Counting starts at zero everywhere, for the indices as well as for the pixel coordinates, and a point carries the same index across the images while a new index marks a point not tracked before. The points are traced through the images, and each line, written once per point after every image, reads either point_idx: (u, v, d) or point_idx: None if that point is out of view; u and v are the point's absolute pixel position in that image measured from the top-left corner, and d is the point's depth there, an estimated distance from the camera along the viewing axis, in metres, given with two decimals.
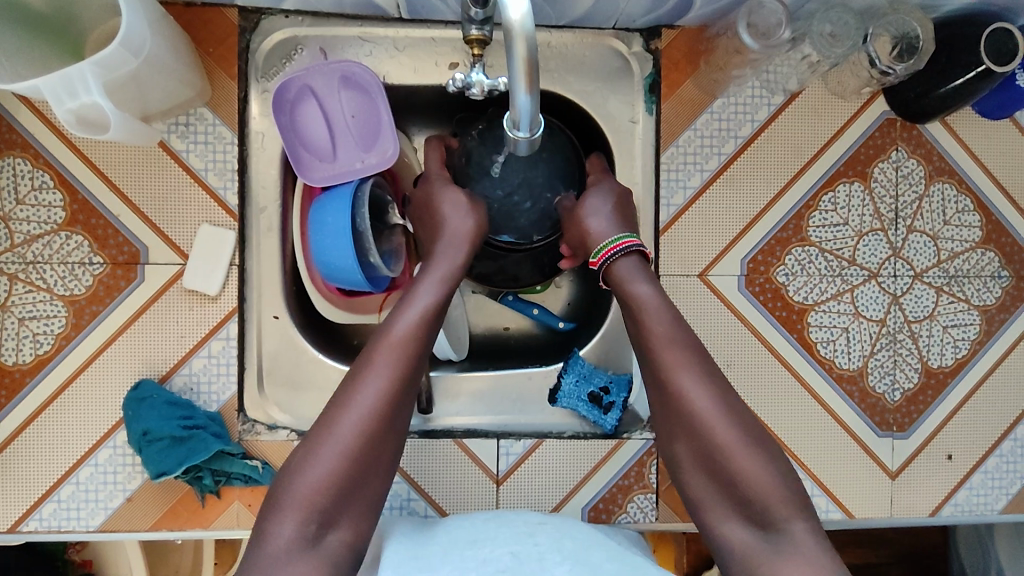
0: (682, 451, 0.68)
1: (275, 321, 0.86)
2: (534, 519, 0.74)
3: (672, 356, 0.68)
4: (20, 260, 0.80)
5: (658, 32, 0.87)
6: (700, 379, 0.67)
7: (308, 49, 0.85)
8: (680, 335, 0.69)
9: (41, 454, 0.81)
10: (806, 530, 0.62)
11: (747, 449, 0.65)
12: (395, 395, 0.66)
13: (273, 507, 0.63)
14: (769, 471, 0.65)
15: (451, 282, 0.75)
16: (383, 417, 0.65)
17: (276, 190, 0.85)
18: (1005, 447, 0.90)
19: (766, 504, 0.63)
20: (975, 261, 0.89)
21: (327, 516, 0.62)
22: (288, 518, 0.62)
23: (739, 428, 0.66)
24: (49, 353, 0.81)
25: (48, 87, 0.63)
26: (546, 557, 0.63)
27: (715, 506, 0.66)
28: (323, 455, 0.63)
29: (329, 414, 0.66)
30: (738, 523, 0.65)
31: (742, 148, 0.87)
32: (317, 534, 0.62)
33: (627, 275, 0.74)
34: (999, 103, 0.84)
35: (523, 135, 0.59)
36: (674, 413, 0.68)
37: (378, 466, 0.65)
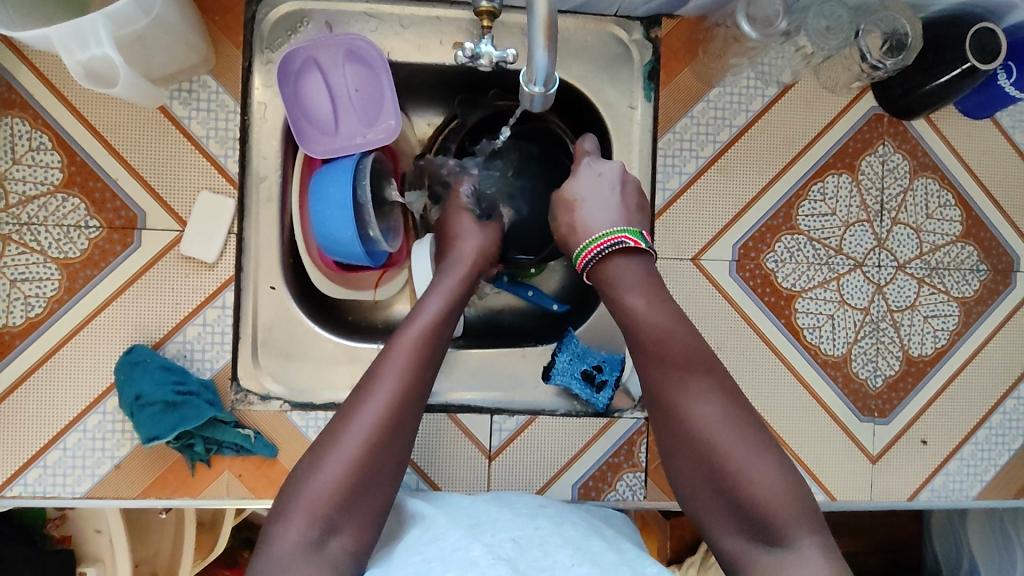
0: (681, 465, 0.68)
1: (271, 292, 0.86)
2: (534, 503, 0.76)
3: (673, 371, 0.69)
4: (15, 221, 0.80)
5: (658, 21, 0.89)
6: (697, 393, 0.68)
7: (314, 21, 0.86)
8: (677, 348, 0.70)
9: (27, 417, 0.80)
10: (814, 545, 0.62)
11: (748, 462, 0.65)
12: (398, 407, 0.68)
13: (282, 513, 0.65)
14: (776, 486, 0.64)
15: (457, 294, 0.78)
16: (388, 430, 0.67)
17: (276, 160, 0.86)
18: (981, 435, 0.93)
19: (773, 520, 0.63)
20: (955, 254, 0.93)
21: (332, 521, 0.64)
22: (294, 523, 0.63)
23: (740, 440, 0.66)
24: (40, 317, 0.80)
25: (60, 38, 0.64)
26: (547, 541, 0.66)
27: (720, 520, 0.66)
28: (330, 467, 0.65)
29: (337, 424, 0.68)
30: (741, 537, 0.65)
31: (737, 137, 0.89)
32: (321, 539, 0.63)
33: (622, 285, 0.74)
34: (982, 102, 0.88)
35: (538, 90, 0.59)
36: (671, 428, 0.69)
37: (384, 478, 0.67)
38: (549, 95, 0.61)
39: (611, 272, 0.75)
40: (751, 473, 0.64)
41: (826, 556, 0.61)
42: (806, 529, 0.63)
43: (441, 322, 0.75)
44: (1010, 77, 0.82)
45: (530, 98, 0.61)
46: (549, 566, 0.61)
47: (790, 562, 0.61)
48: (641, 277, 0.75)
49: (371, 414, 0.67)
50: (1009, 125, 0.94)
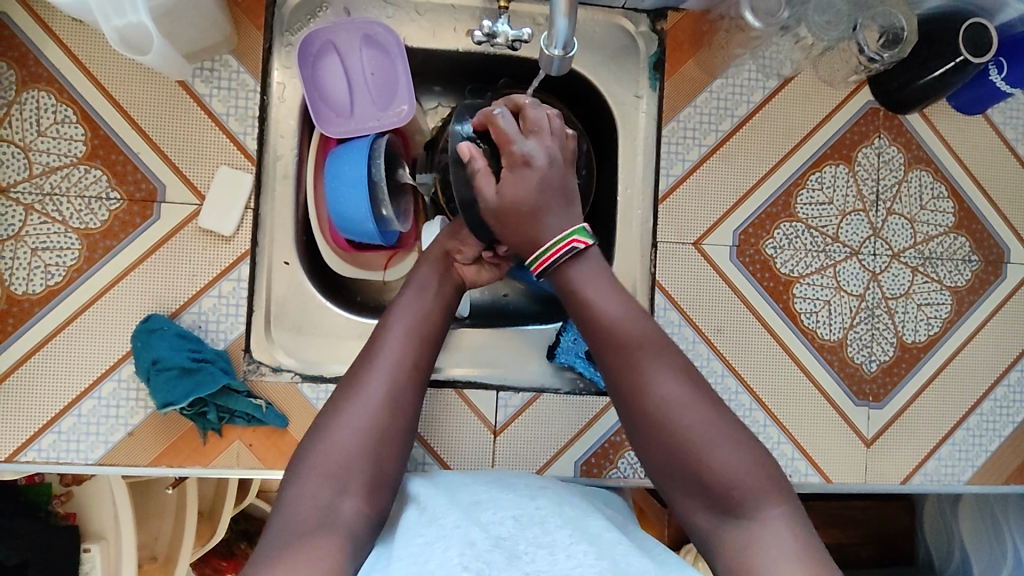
0: (644, 450, 0.67)
1: (286, 266, 0.89)
2: (535, 484, 0.76)
3: (632, 351, 0.67)
4: (37, 191, 0.82)
5: (663, 14, 0.93)
6: (659, 374, 0.66)
7: (333, 7, 0.89)
8: (634, 332, 0.68)
9: (44, 382, 0.81)
10: (781, 515, 0.61)
11: (710, 439, 0.63)
12: (401, 378, 0.71)
13: (296, 478, 0.66)
14: (739, 461, 0.63)
15: (445, 277, 0.83)
16: (393, 400, 0.70)
17: (293, 139, 0.89)
18: (972, 421, 0.96)
19: (738, 495, 0.62)
20: (948, 245, 0.96)
21: (343, 482, 0.65)
22: (308, 486, 0.65)
23: (703, 417, 0.64)
24: (59, 285, 0.82)
25: (98, 4, 0.67)
26: (547, 521, 0.66)
27: (688, 499, 0.65)
28: (335, 434, 0.67)
29: (340, 398, 0.70)
30: (707, 518, 0.64)
31: (739, 126, 0.93)
32: (334, 500, 0.64)
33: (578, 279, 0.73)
34: (976, 97, 0.92)
35: (557, 54, 0.62)
36: (633, 411, 0.67)
37: (392, 444, 0.68)
38: (567, 60, 0.64)
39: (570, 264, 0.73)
40: (715, 449, 0.63)
41: (795, 528, 0.61)
42: (774, 502, 0.62)
43: (438, 304, 0.79)
44: (1001, 73, 0.86)
45: (549, 60, 0.64)
46: (550, 543, 0.63)
47: (758, 536, 0.60)
48: (600, 266, 0.73)
49: (374, 385, 0.70)
50: (1000, 122, 0.97)
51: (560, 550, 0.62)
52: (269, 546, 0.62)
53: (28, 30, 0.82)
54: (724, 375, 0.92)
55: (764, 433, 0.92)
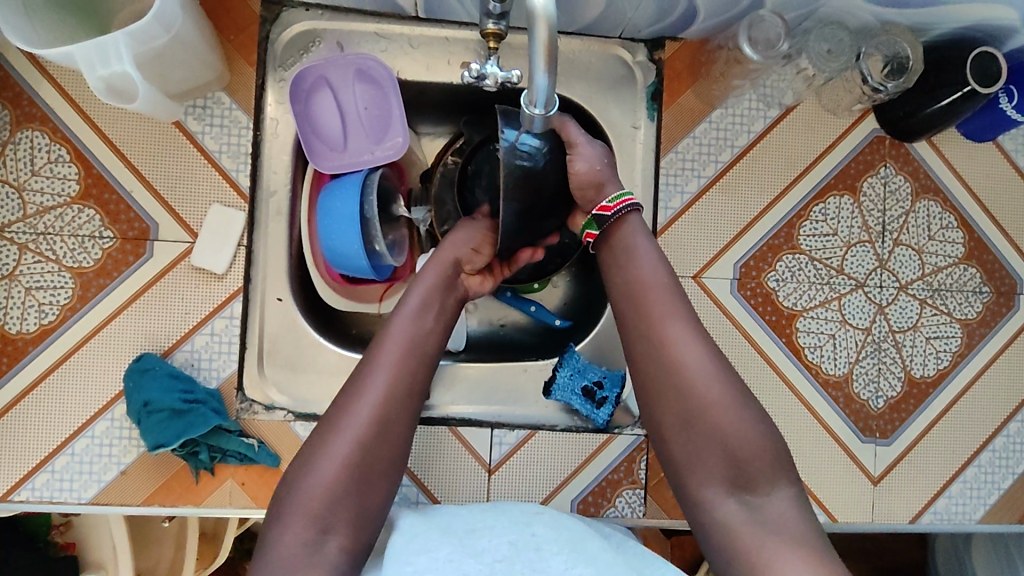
0: (661, 416, 0.69)
1: (279, 303, 0.88)
2: (531, 510, 0.72)
3: (665, 316, 0.71)
4: (32, 230, 0.82)
5: (661, 44, 0.91)
6: (682, 339, 0.70)
7: (326, 42, 0.88)
8: (669, 304, 0.72)
9: (36, 423, 0.81)
10: (787, 501, 0.65)
11: (731, 410, 0.67)
12: (388, 408, 0.69)
13: (279, 516, 0.65)
14: (756, 434, 0.67)
15: (437, 291, 0.80)
16: (379, 429, 0.68)
17: (286, 175, 0.88)
18: (983, 458, 0.93)
19: (751, 466, 0.66)
20: (958, 276, 0.93)
21: (327, 521, 0.64)
22: (292, 525, 0.63)
23: (727, 389, 0.68)
24: (53, 324, 0.82)
25: (82, 54, 0.66)
26: (544, 547, 0.65)
27: (701, 469, 0.67)
28: (323, 465, 0.66)
29: (324, 429, 0.68)
30: (717, 489, 0.66)
31: (738, 157, 0.91)
32: (317, 539, 0.63)
33: (618, 245, 0.76)
34: (986, 124, 0.89)
35: (539, 113, 0.61)
36: (662, 373, 0.69)
37: (378, 479, 0.67)
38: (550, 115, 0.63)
39: (622, 233, 0.77)
40: (731, 420, 0.67)
41: (799, 510, 0.65)
42: (783, 482, 0.66)
43: (430, 326, 0.76)
44: (1011, 100, 0.83)
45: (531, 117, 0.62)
46: (546, 569, 0.62)
47: (767, 510, 0.64)
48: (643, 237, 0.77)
49: (364, 408, 0.68)
50: (1012, 149, 0.94)
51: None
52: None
53: (23, 71, 0.82)
54: None
55: None
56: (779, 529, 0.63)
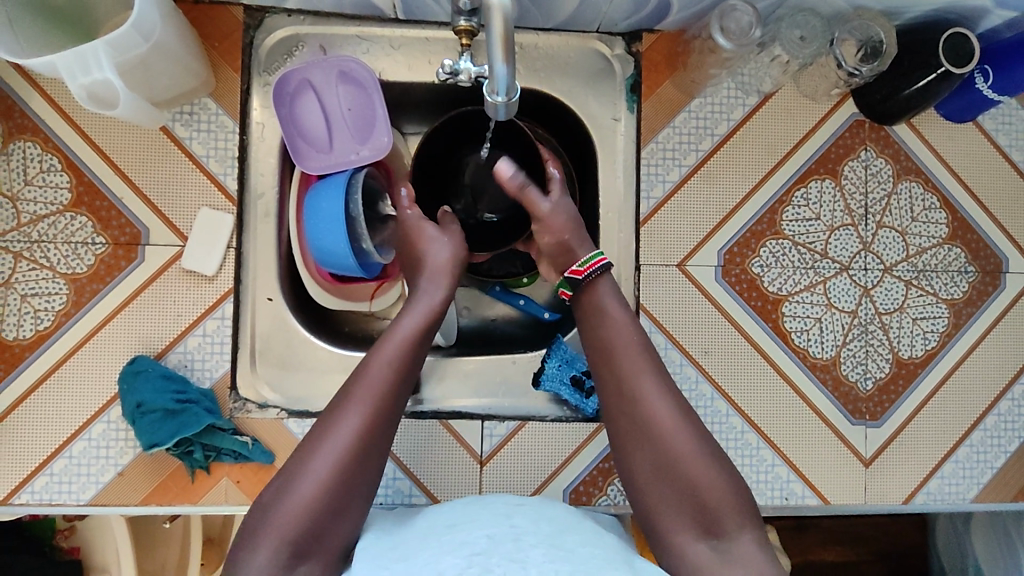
0: (634, 463, 0.69)
1: (269, 303, 0.89)
2: (512, 502, 0.71)
3: (633, 365, 0.72)
4: (26, 239, 0.84)
5: (639, 36, 0.92)
6: (652, 392, 0.70)
7: (309, 46, 0.90)
8: (637, 354, 0.73)
9: (35, 428, 0.83)
10: (753, 541, 0.64)
11: (700, 458, 0.67)
12: (369, 436, 0.66)
13: (250, 538, 0.63)
14: (724, 481, 0.67)
15: (433, 315, 0.77)
16: (362, 449, 0.66)
17: (273, 177, 0.90)
18: (975, 437, 0.93)
19: (719, 513, 0.65)
20: (943, 257, 0.93)
21: (301, 546, 0.62)
22: (262, 548, 0.62)
23: (696, 438, 0.68)
24: (48, 330, 0.84)
25: (64, 63, 0.68)
26: (521, 538, 0.62)
27: (671, 515, 0.67)
28: (300, 487, 0.64)
29: (306, 447, 0.66)
30: (688, 536, 0.66)
31: (719, 145, 0.92)
32: (289, 564, 0.62)
33: (591, 302, 0.79)
34: (963, 105, 0.90)
35: (501, 100, 0.62)
36: (631, 419, 0.70)
37: (355, 501, 0.65)
38: (511, 104, 0.63)
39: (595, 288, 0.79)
40: (700, 469, 0.66)
41: (766, 554, 0.64)
42: (751, 529, 0.65)
43: (422, 341, 0.74)
44: (986, 81, 0.84)
45: (493, 107, 0.63)
46: (523, 560, 0.58)
47: (733, 555, 0.63)
48: (615, 290, 0.79)
49: (349, 425, 0.66)
50: (992, 128, 0.95)
51: (533, 566, 0.58)
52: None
53: (14, 85, 0.84)
54: (713, 399, 0.90)
55: (757, 456, 0.90)
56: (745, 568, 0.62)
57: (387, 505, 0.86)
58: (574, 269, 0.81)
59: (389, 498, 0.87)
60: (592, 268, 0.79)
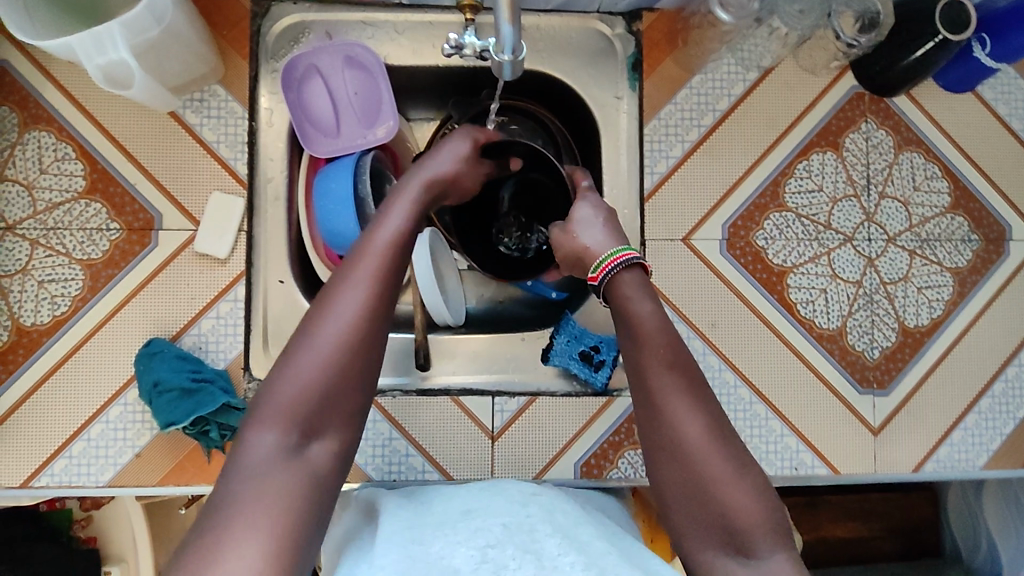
0: (664, 478, 0.63)
1: (280, 285, 0.90)
2: (527, 491, 0.71)
3: (661, 380, 0.65)
4: (42, 226, 0.85)
5: (639, 16, 0.94)
6: (682, 408, 0.63)
7: (315, 32, 0.92)
8: (667, 366, 0.65)
9: (53, 411, 0.84)
10: (787, 563, 0.59)
11: (733, 478, 0.61)
12: (374, 307, 0.61)
13: (253, 413, 0.58)
14: (757, 503, 0.60)
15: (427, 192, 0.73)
16: (368, 321, 0.60)
17: (283, 162, 0.91)
18: (983, 404, 0.93)
19: (751, 534, 0.59)
20: (946, 226, 0.94)
21: (312, 424, 0.57)
22: (270, 426, 0.56)
23: (726, 459, 0.62)
24: (66, 315, 0.85)
25: (80, 45, 0.70)
26: (537, 529, 0.63)
27: (697, 536, 0.61)
28: (306, 357, 0.58)
29: (308, 319, 0.60)
30: (716, 555, 0.60)
31: (720, 120, 0.93)
32: (300, 444, 0.57)
33: (617, 301, 0.71)
34: (962, 73, 0.91)
35: (508, 58, 0.64)
36: (660, 435, 0.63)
37: (364, 378, 0.60)
38: (517, 63, 0.66)
39: (620, 288, 0.71)
40: (732, 492, 0.60)
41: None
42: (786, 551, 0.59)
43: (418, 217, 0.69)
44: (985, 48, 0.84)
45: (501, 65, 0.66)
46: (539, 551, 0.60)
47: None
48: (643, 288, 0.71)
49: (350, 300, 0.60)
50: (991, 97, 0.96)
51: (547, 560, 0.59)
52: (227, 490, 0.54)
53: (29, 76, 0.86)
54: (721, 370, 0.91)
55: (765, 427, 0.91)
56: None
57: (402, 482, 0.87)
58: (590, 278, 0.75)
59: (404, 475, 0.88)
60: (609, 267, 0.72)
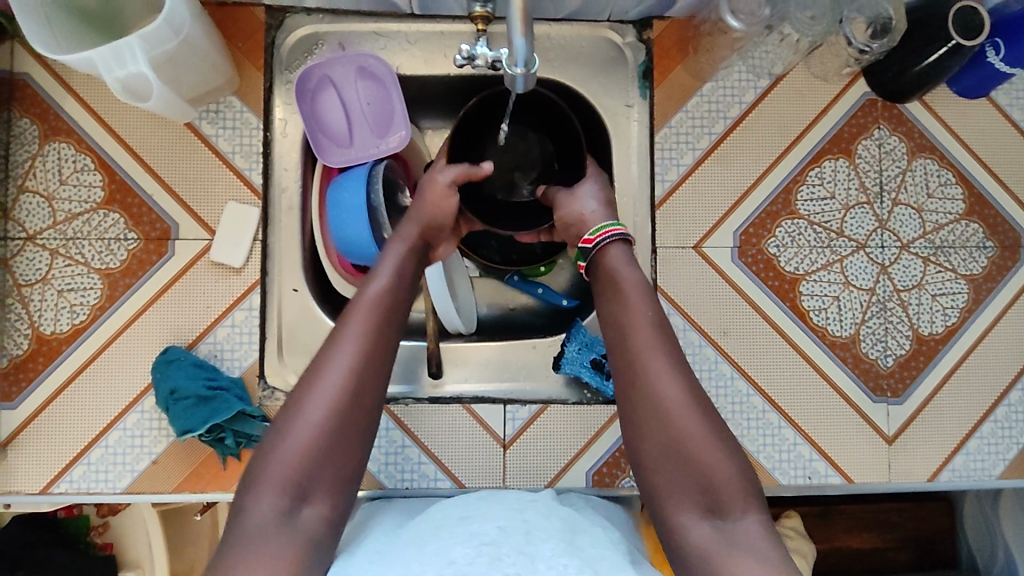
0: (644, 440, 0.68)
1: (294, 294, 0.91)
2: (525, 497, 0.72)
3: (646, 342, 0.70)
4: (61, 236, 0.87)
5: (649, 24, 0.94)
6: (665, 369, 0.69)
7: (328, 43, 0.93)
8: (650, 333, 0.71)
9: (71, 418, 0.86)
10: (757, 522, 0.64)
11: (708, 439, 0.66)
12: (361, 379, 0.67)
13: (250, 482, 0.63)
14: (729, 460, 0.66)
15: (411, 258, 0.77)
16: (355, 390, 0.66)
17: (297, 171, 0.92)
18: (1000, 412, 0.92)
19: (723, 489, 0.65)
20: (960, 233, 0.93)
21: (304, 489, 0.63)
22: (265, 492, 0.62)
23: (703, 418, 0.67)
24: (84, 323, 0.87)
25: (101, 59, 0.71)
26: (533, 533, 0.64)
27: (674, 495, 0.66)
28: (299, 429, 0.64)
29: (300, 391, 0.66)
30: (691, 514, 0.65)
31: (731, 128, 0.93)
32: (293, 508, 0.62)
33: (605, 275, 0.77)
34: (976, 80, 0.90)
35: (520, 71, 0.64)
36: (640, 398, 0.69)
37: (352, 445, 0.66)
38: (529, 76, 0.66)
39: (609, 257, 0.78)
40: (708, 450, 0.66)
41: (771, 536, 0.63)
42: (755, 509, 0.65)
43: (400, 282, 0.74)
44: (998, 54, 0.84)
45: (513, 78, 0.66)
46: (534, 553, 0.61)
47: (736, 536, 0.63)
48: (631, 260, 0.78)
49: (338, 371, 0.66)
50: (1006, 103, 0.95)
51: (541, 561, 0.60)
52: (228, 552, 0.60)
53: (50, 89, 0.88)
54: (733, 378, 0.91)
55: (778, 435, 0.90)
56: (751, 550, 0.61)
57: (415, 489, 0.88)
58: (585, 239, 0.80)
59: (415, 482, 0.88)
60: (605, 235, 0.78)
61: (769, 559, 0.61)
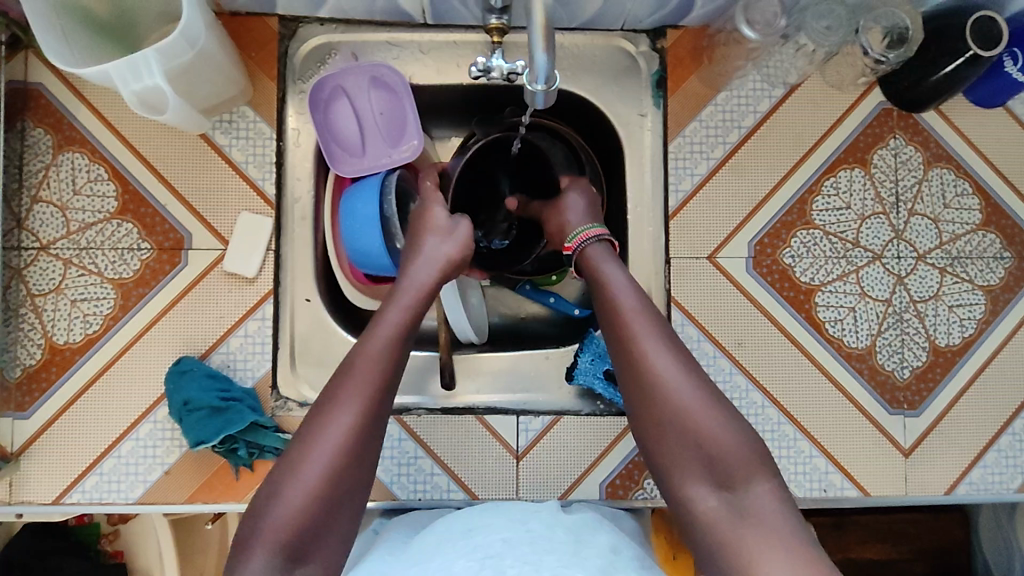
0: (646, 423, 0.69)
1: (307, 304, 0.92)
2: (529, 508, 0.72)
3: (638, 326, 0.72)
4: (75, 246, 0.87)
5: (663, 33, 0.94)
6: (658, 352, 0.70)
7: (341, 53, 0.93)
8: (642, 319, 0.72)
9: (84, 428, 0.86)
10: (767, 491, 0.64)
11: (709, 416, 0.67)
12: (360, 435, 0.65)
13: (244, 544, 0.62)
14: (731, 429, 0.67)
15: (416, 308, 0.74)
16: (354, 447, 0.64)
17: (309, 181, 0.93)
18: (1017, 425, 0.91)
19: (729, 459, 0.65)
20: (977, 243, 0.93)
21: (297, 549, 0.61)
22: (257, 554, 0.60)
23: (700, 394, 0.68)
24: (97, 333, 0.87)
25: (117, 72, 0.71)
26: (537, 542, 0.64)
27: (683, 470, 0.67)
28: (294, 489, 0.62)
29: (298, 447, 0.65)
30: (700, 486, 0.66)
31: (745, 138, 0.92)
32: (286, 569, 0.60)
33: (590, 273, 0.79)
34: (993, 90, 0.89)
35: (540, 88, 0.64)
36: (638, 385, 0.70)
37: (347, 502, 0.64)
38: (550, 92, 0.66)
39: (594, 253, 0.80)
40: (709, 423, 0.67)
41: (782, 505, 0.64)
42: (764, 477, 0.65)
43: (403, 333, 0.72)
44: (1016, 63, 0.84)
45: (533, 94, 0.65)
46: (539, 563, 0.60)
47: (748, 506, 0.63)
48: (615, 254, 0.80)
49: (340, 424, 0.65)
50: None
51: (546, 568, 0.60)
52: None
53: (63, 99, 0.88)
54: (747, 390, 0.90)
55: (793, 448, 0.90)
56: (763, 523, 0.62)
57: (428, 500, 0.87)
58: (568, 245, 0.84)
59: (427, 493, 0.88)
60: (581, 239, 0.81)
61: (783, 530, 0.61)
